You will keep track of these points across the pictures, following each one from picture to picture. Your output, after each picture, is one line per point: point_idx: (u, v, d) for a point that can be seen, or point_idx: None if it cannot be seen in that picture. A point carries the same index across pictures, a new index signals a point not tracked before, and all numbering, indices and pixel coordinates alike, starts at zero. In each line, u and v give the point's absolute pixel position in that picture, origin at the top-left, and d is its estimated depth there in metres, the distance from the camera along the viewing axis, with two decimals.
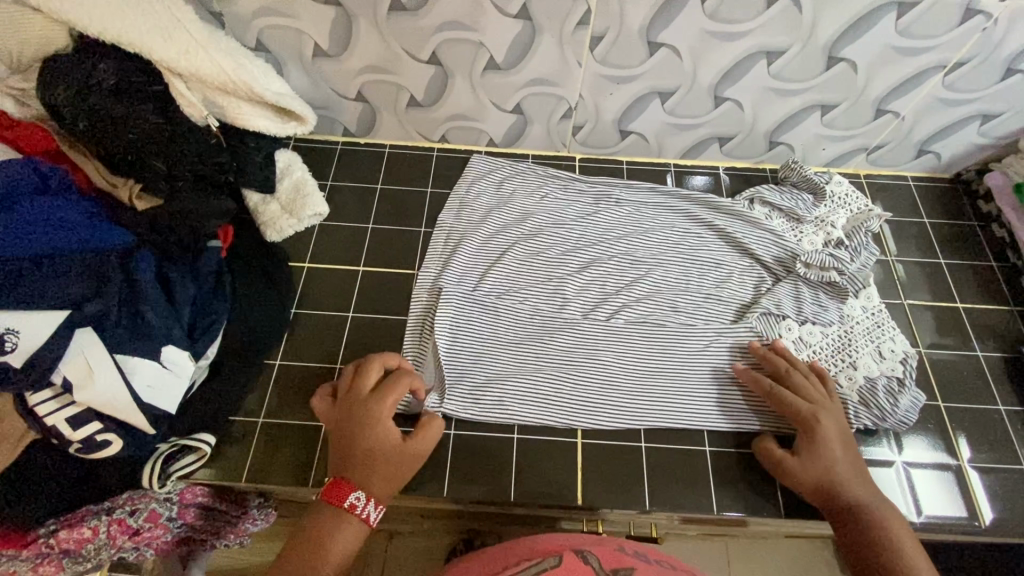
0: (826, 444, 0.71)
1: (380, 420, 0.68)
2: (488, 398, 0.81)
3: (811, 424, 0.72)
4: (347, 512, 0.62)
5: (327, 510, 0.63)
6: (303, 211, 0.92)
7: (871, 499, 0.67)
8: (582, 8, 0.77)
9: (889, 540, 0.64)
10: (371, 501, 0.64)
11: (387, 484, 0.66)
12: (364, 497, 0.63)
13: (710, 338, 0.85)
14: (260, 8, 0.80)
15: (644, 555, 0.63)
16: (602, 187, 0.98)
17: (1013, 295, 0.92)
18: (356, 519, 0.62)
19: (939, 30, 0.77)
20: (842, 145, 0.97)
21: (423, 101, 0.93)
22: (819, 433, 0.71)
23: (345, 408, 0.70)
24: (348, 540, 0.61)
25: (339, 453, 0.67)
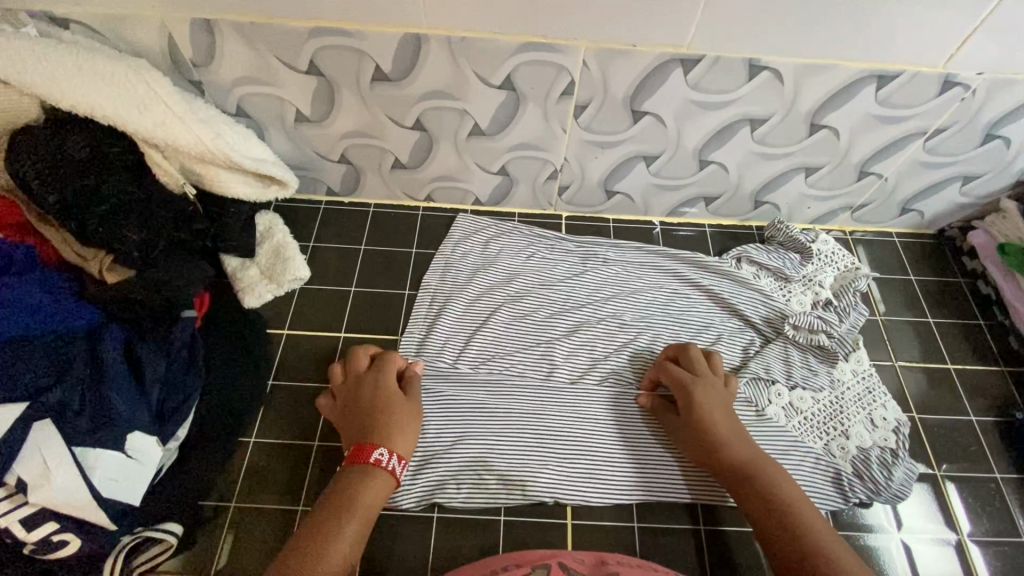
0: (706, 412, 0.72)
1: (388, 387, 0.73)
2: (472, 476, 0.78)
3: (690, 394, 0.74)
4: (375, 466, 0.65)
5: (353, 475, 0.64)
6: (282, 277, 0.89)
7: (755, 463, 0.68)
8: (566, 79, 0.76)
9: (769, 504, 0.64)
10: (395, 455, 0.67)
11: (407, 444, 0.69)
12: (387, 452, 0.67)
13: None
14: (240, 77, 0.78)
15: (629, 561, 0.64)
16: (589, 246, 0.98)
17: (1004, 356, 0.91)
18: (383, 475, 0.65)
19: (919, 99, 0.77)
20: (826, 204, 0.97)
21: (407, 163, 0.92)
22: (699, 402, 0.73)
23: (352, 391, 0.73)
24: (378, 494, 0.64)
25: (352, 427, 0.70)
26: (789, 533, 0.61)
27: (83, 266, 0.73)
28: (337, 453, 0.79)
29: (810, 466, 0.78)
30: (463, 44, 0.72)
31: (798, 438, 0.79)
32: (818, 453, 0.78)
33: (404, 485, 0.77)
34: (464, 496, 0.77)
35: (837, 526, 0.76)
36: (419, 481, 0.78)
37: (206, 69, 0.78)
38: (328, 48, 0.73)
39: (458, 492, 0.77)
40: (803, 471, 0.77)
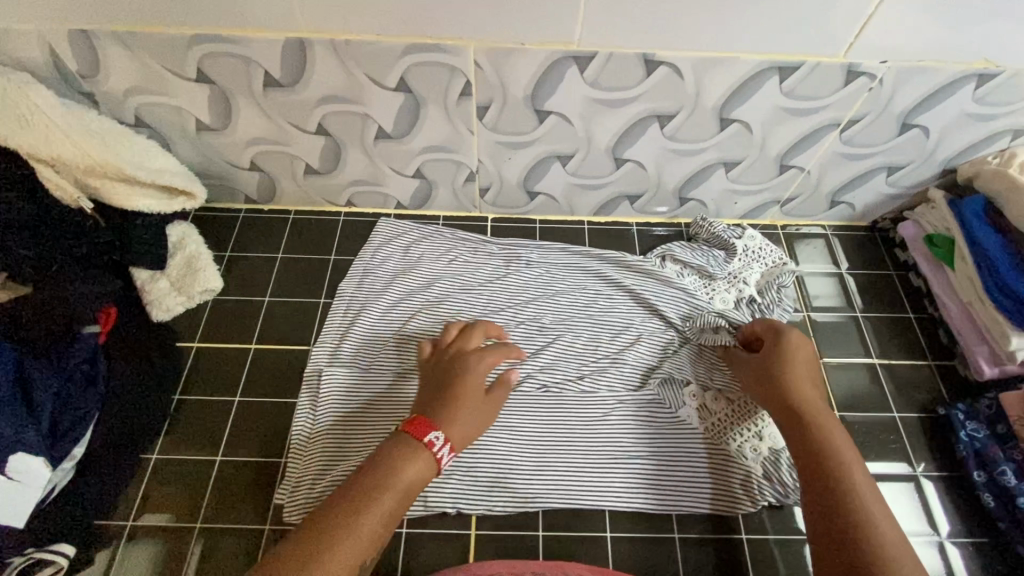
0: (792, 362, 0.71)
1: (475, 375, 0.70)
2: None
3: (784, 347, 0.73)
4: (425, 448, 0.62)
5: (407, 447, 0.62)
6: (191, 289, 0.88)
7: (832, 419, 0.66)
8: (461, 80, 0.74)
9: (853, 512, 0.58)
10: (448, 446, 0.63)
11: (463, 434, 0.66)
12: (442, 438, 0.63)
13: (614, 406, 0.82)
14: (130, 87, 0.77)
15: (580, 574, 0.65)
16: (512, 248, 0.96)
17: (932, 350, 0.89)
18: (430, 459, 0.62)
19: (826, 91, 0.75)
20: (754, 199, 0.95)
21: (320, 169, 0.90)
22: (794, 353, 0.72)
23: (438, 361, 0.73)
24: (416, 477, 0.60)
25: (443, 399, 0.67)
26: (831, 489, 0.61)
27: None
28: (242, 467, 0.78)
29: (717, 467, 0.77)
30: (347, 47, 0.69)
31: (707, 440, 0.79)
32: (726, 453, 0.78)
33: (293, 499, 0.75)
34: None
35: (746, 529, 0.75)
36: (312, 494, 0.75)
37: (95, 80, 0.76)
38: (212, 56, 0.71)
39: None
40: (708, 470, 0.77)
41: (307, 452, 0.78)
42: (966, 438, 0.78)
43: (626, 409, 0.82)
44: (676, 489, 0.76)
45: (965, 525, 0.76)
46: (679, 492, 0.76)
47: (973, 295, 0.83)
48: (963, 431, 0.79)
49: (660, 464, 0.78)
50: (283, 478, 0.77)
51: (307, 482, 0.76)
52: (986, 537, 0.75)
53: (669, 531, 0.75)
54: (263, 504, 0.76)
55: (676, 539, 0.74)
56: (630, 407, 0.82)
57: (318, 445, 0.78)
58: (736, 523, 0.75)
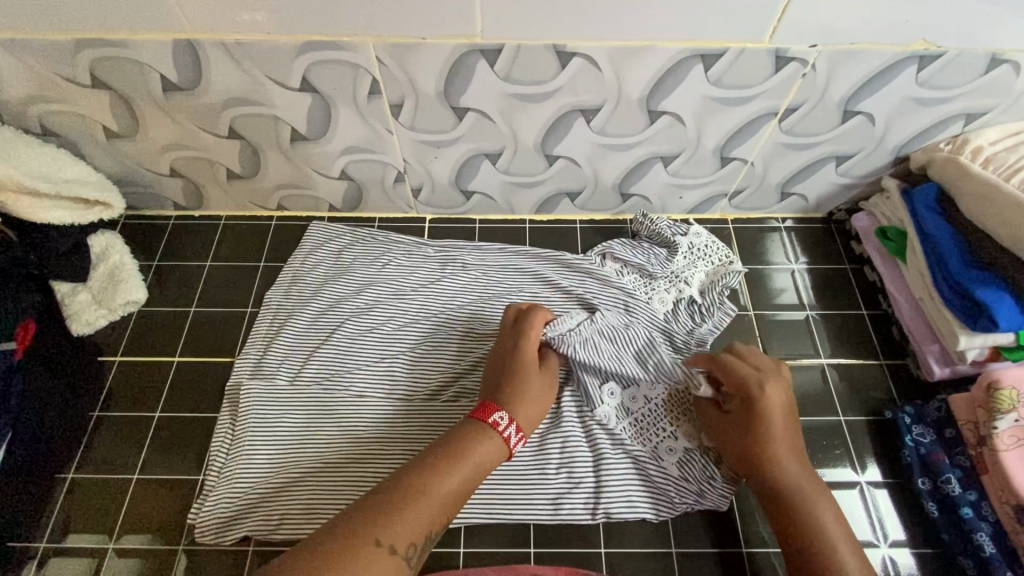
0: (770, 412, 0.67)
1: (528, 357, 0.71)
2: (285, 507, 0.73)
3: (756, 399, 0.67)
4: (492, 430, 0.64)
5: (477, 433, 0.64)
6: (113, 301, 0.86)
7: (809, 498, 0.63)
8: (367, 78, 0.71)
9: None
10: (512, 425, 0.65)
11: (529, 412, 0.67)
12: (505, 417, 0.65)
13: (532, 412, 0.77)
14: (30, 96, 0.74)
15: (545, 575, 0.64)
16: (448, 250, 0.92)
17: (883, 348, 0.85)
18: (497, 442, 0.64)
19: (755, 79, 0.71)
20: (699, 193, 0.90)
21: (242, 173, 0.87)
22: (759, 404, 0.67)
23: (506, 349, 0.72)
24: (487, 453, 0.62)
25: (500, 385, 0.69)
26: None
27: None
28: (159, 484, 0.76)
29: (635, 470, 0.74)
30: (240, 46, 0.67)
31: (625, 441, 0.75)
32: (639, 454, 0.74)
33: (206, 514, 0.73)
34: (274, 528, 0.72)
35: (675, 541, 0.72)
36: (226, 511, 0.73)
37: None
38: (104, 60, 0.69)
39: (265, 525, 0.72)
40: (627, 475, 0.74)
41: (222, 467, 0.76)
42: (911, 444, 0.75)
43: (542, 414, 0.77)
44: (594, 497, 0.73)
45: (912, 535, 0.72)
46: (598, 501, 0.73)
47: (924, 291, 0.78)
48: (909, 436, 0.75)
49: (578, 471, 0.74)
50: (201, 496, 0.75)
51: (222, 501, 0.73)
52: (932, 548, 0.71)
53: (596, 545, 0.72)
54: (182, 523, 0.74)
55: (602, 554, 0.71)
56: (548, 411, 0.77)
57: (235, 462, 0.75)
58: (665, 535, 0.72)
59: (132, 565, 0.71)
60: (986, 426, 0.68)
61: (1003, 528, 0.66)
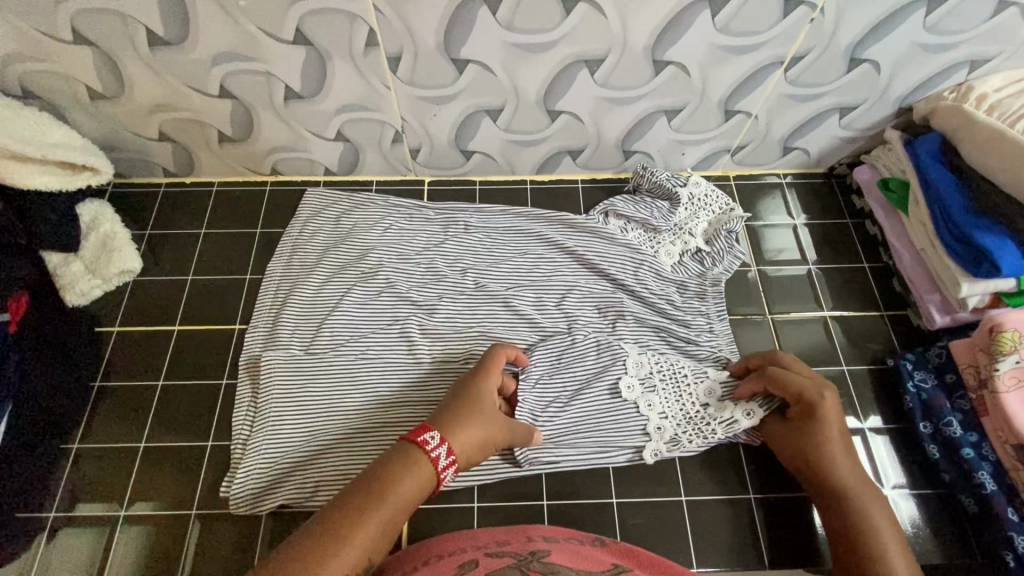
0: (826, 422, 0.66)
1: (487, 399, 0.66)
2: (318, 476, 0.73)
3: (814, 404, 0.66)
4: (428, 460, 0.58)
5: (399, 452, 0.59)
6: (108, 270, 0.83)
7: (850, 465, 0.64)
8: (364, 28, 0.68)
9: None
10: (450, 465, 0.60)
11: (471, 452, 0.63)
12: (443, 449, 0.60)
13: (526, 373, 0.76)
14: (7, 53, 0.71)
15: (552, 537, 0.64)
16: (450, 212, 0.90)
17: (884, 298, 0.86)
18: (426, 461, 0.58)
19: (763, 24, 0.69)
20: (701, 149, 0.89)
21: (235, 136, 0.84)
22: (817, 410, 0.66)
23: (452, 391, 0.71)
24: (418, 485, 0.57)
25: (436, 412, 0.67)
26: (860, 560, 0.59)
27: None
28: (167, 452, 0.76)
29: (677, 409, 0.74)
30: None
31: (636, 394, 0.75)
32: (652, 405, 0.74)
33: (238, 483, 0.72)
34: (311, 494, 0.72)
35: (686, 490, 0.73)
36: (259, 479, 0.73)
37: None
38: (84, 12, 0.65)
39: (303, 490, 0.72)
40: (670, 416, 0.74)
41: (247, 439, 0.75)
42: (914, 389, 0.76)
43: (540, 372, 0.76)
44: (636, 436, 0.74)
45: (913, 477, 0.74)
46: (608, 450, 0.74)
47: (926, 242, 0.79)
48: (912, 382, 0.76)
49: (585, 423, 0.74)
50: (231, 469, 0.74)
51: (255, 470, 0.73)
52: (932, 488, 0.73)
53: (608, 496, 0.73)
54: (212, 488, 0.74)
55: (615, 504, 0.72)
56: (543, 368, 0.77)
57: (260, 433, 0.74)
58: (677, 486, 0.73)
59: (148, 531, 0.71)
60: (988, 368, 0.69)
61: (1004, 467, 0.68)
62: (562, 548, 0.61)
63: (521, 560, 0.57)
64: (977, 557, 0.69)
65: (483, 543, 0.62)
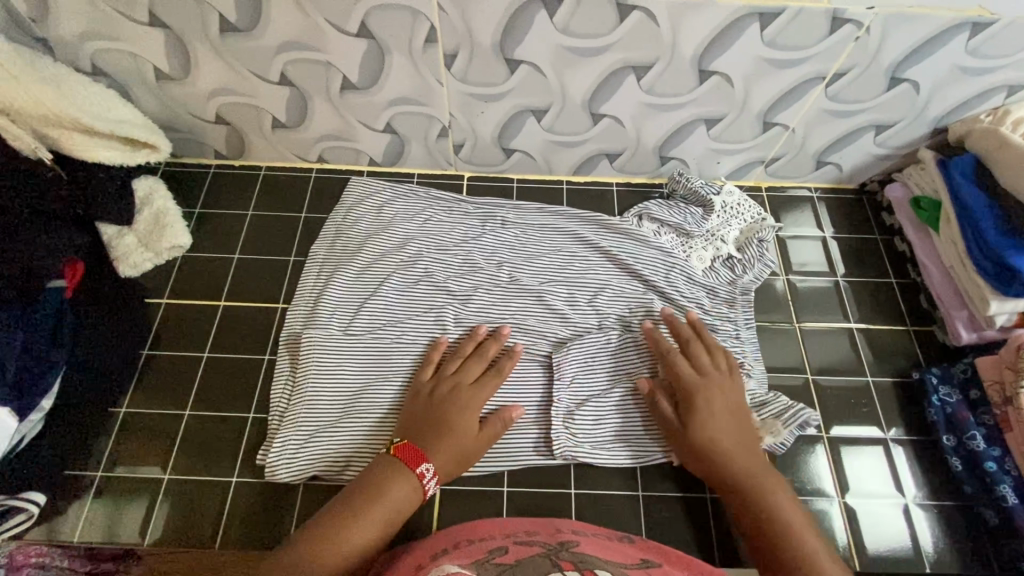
0: (698, 420, 0.69)
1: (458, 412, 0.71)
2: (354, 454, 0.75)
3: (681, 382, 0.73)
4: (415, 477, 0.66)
5: (390, 465, 0.66)
6: (159, 244, 0.87)
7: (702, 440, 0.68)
8: (425, 25, 0.71)
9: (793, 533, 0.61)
10: (436, 476, 0.67)
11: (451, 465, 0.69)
12: (431, 469, 0.67)
13: (562, 372, 0.79)
14: (85, 32, 0.75)
15: (582, 531, 0.65)
16: (488, 208, 0.93)
17: (910, 314, 0.87)
18: (410, 483, 0.66)
19: (809, 40, 0.72)
20: (736, 159, 0.91)
21: (288, 122, 0.87)
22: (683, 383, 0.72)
23: (441, 375, 0.76)
24: (407, 498, 0.65)
25: (417, 416, 0.72)
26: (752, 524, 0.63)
27: None
28: (208, 421, 0.79)
29: None
30: None
31: None
32: None
33: (275, 456, 0.75)
34: (343, 469, 0.75)
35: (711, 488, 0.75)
36: (297, 453, 0.75)
37: (48, 24, 0.74)
38: None
39: (334, 465, 0.75)
40: None
41: (285, 414, 0.78)
42: (938, 403, 0.78)
43: (572, 370, 0.79)
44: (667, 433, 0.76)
45: (932, 489, 0.75)
46: (635, 448, 0.76)
47: (956, 260, 0.81)
48: (936, 396, 0.78)
49: (614, 420, 0.77)
50: (268, 441, 0.77)
51: (290, 443, 0.75)
52: (953, 501, 0.74)
53: (634, 489, 0.75)
54: (250, 459, 0.77)
55: (640, 497, 0.74)
56: (576, 367, 0.80)
57: (297, 407, 0.77)
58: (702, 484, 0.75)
59: (189, 494, 0.74)
60: (1013, 386, 0.71)
61: None
62: (592, 540, 0.63)
63: (550, 549, 0.58)
64: (994, 569, 0.70)
65: (510, 534, 0.64)
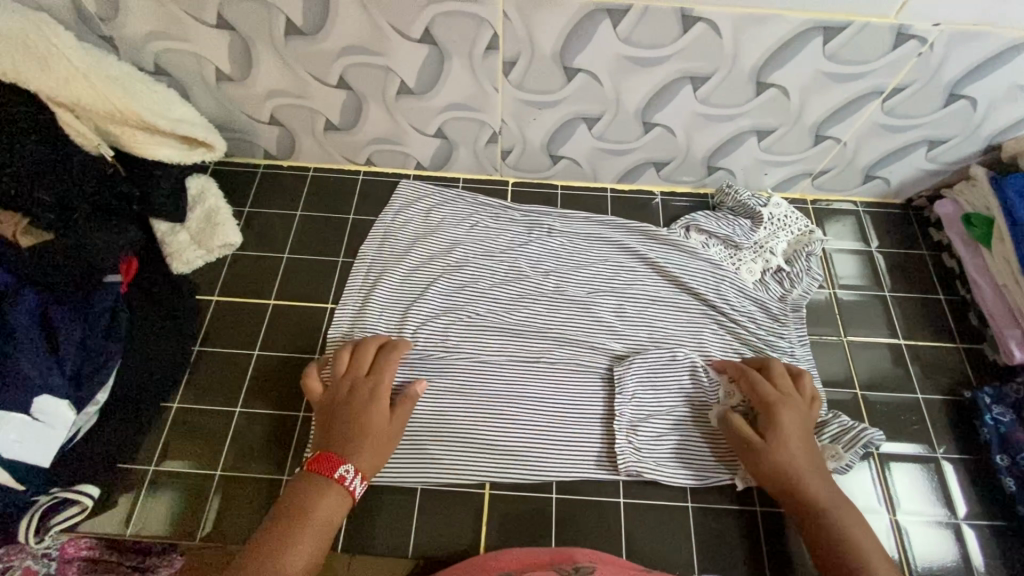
0: (786, 439, 0.68)
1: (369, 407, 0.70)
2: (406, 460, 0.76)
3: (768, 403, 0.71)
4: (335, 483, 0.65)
5: (312, 482, 0.65)
6: (211, 242, 0.88)
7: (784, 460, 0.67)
8: (488, 32, 0.72)
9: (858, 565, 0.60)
10: (359, 475, 0.66)
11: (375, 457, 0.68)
12: (352, 470, 0.66)
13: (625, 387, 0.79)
14: (151, 32, 0.76)
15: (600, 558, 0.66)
16: (534, 215, 0.93)
17: (960, 331, 0.87)
18: (335, 493, 0.65)
19: (871, 55, 0.72)
20: (784, 171, 0.91)
21: (340, 125, 0.88)
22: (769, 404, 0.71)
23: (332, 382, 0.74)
24: (333, 509, 0.64)
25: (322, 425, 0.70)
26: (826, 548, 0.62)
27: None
28: (258, 419, 0.79)
29: None
30: None
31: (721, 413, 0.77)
32: None
33: None
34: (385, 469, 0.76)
35: (758, 502, 0.76)
36: None
37: (115, 24, 0.75)
38: None
39: None
40: None
41: None
42: (991, 422, 0.76)
43: (634, 385, 0.79)
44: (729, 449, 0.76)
45: (984, 509, 0.75)
46: (690, 466, 0.76)
47: (1009, 278, 0.80)
48: (989, 415, 0.77)
49: (676, 434, 0.78)
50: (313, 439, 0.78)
51: None
52: (1006, 521, 0.74)
53: (682, 500, 0.76)
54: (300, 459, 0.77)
55: (690, 508, 0.75)
56: (638, 381, 0.79)
57: None
58: (750, 496, 0.76)
59: (241, 492, 0.74)
60: None
61: None
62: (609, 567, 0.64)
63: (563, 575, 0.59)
64: None
65: (521, 568, 0.64)
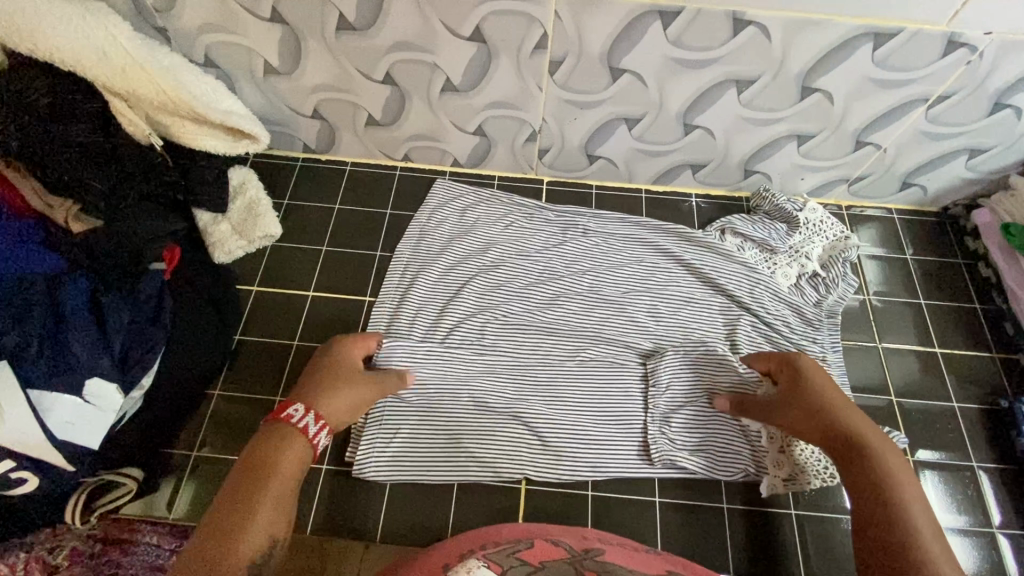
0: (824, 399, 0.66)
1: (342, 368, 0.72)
2: (443, 456, 0.76)
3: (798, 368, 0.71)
4: (300, 432, 0.62)
5: (277, 431, 0.62)
6: (252, 233, 0.89)
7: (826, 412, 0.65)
8: (538, 31, 0.73)
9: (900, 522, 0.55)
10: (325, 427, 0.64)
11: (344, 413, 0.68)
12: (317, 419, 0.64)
13: (665, 381, 0.80)
14: (204, 24, 0.77)
15: (607, 540, 0.62)
16: (569, 216, 0.94)
17: (996, 341, 0.87)
18: (302, 440, 0.62)
19: (919, 62, 0.72)
20: (820, 176, 0.92)
21: (381, 121, 0.89)
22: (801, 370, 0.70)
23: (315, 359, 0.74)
24: (298, 460, 0.60)
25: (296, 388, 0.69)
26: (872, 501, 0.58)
27: (48, 214, 0.73)
28: None
29: None
30: None
31: None
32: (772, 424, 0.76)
33: (364, 452, 0.76)
34: (427, 468, 0.76)
35: (795, 505, 0.76)
36: (383, 449, 0.77)
37: (170, 15, 0.77)
38: None
39: (418, 464, 0.76)
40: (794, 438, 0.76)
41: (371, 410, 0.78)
42: None
43: (669, 378, 0.80)
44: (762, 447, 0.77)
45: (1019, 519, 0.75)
46: (724, 460, 0.77)
47: None
48: None
49: (710, 430, 0.78)
50: (354, 437, 0.78)
51: (377, 440, 0.77)
52: None
53: (718, 501, 0.76)
54: (339, 447, 0.79)
55: (724, 509, 0.76)
56: (674, 375, 0.80)
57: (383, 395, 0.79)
58: (786, 499, 0.76)
59: None
60: None
61: None
62: (618, 547, 0.59)
63: (572, 556, 0.54)
64: None
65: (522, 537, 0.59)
